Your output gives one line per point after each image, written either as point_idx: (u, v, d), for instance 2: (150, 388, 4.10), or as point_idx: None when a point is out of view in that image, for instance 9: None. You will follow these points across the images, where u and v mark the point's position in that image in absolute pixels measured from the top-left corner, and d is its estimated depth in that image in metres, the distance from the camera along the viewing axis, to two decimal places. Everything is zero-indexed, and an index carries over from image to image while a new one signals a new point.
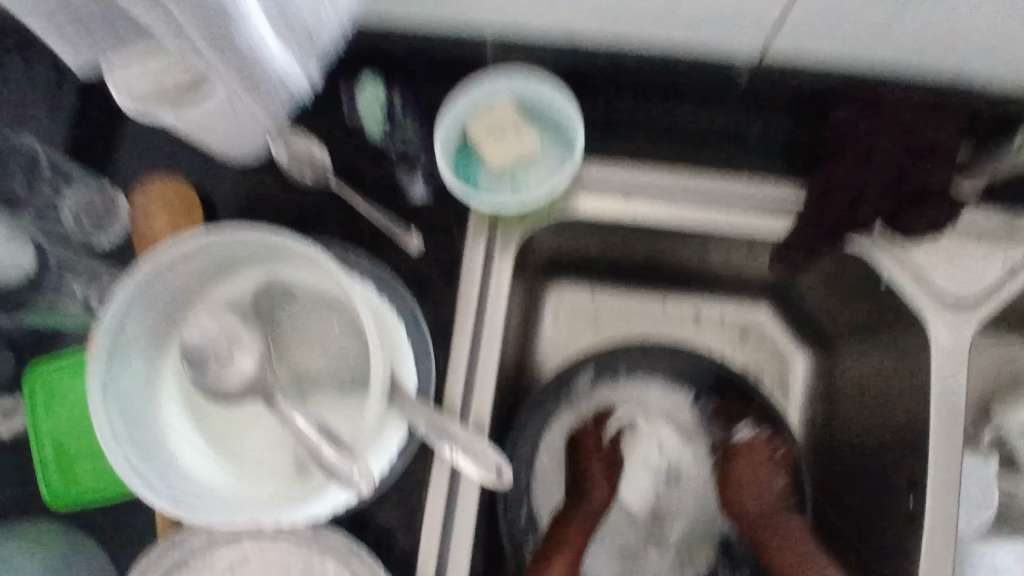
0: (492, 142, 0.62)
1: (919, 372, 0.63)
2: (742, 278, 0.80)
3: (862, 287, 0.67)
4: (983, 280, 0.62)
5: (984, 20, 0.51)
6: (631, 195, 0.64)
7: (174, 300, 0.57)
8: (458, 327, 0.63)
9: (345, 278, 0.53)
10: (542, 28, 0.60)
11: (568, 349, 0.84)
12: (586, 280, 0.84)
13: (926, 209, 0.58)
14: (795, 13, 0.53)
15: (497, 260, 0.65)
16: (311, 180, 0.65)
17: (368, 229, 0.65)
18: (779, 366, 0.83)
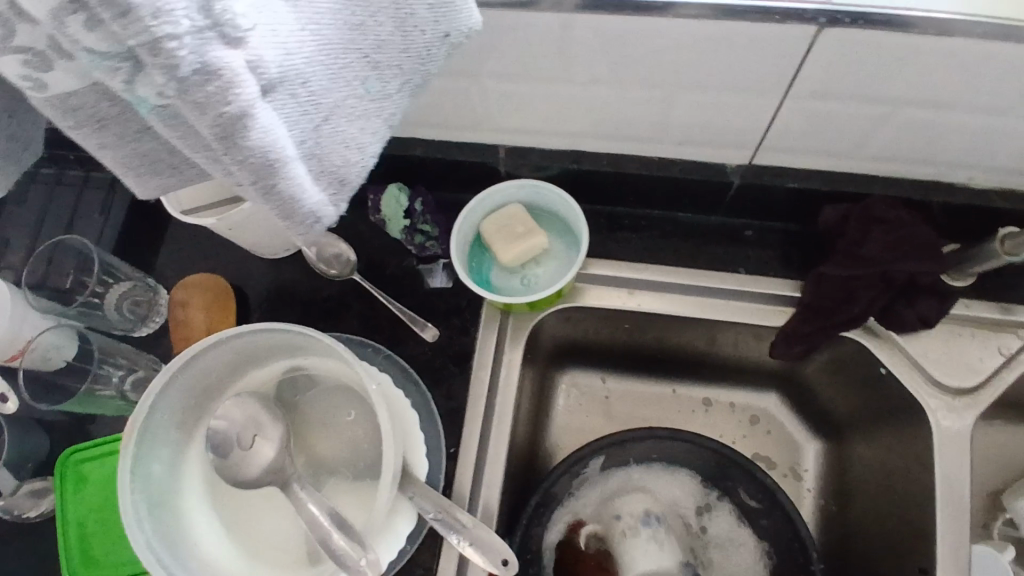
0: (507, 240, 0.65)
1: (922, 462, 0.66)
2: (749, 367, 0.82)
3: (865, 377, 0.69)
4: (980, 370, 0.64)
5: (962, 137, 0.55)
6: (636, 289, 0.69)
7: (200, 389, 0.60)
8: (471, 415, 0.65)
9: (362, 370, 0.56)
10: (542, 139, 0.64)
11: (579, 436, 0.85)
12: (596, 368, 0.86)
13: (916, 302, 0.62)
14: (782, 130, 0.57)
15: (508, 351, 0.69)
16: (336, 275, 0.70)
17: (387, 322, 0.69)
18: (792, 453, 0.82)
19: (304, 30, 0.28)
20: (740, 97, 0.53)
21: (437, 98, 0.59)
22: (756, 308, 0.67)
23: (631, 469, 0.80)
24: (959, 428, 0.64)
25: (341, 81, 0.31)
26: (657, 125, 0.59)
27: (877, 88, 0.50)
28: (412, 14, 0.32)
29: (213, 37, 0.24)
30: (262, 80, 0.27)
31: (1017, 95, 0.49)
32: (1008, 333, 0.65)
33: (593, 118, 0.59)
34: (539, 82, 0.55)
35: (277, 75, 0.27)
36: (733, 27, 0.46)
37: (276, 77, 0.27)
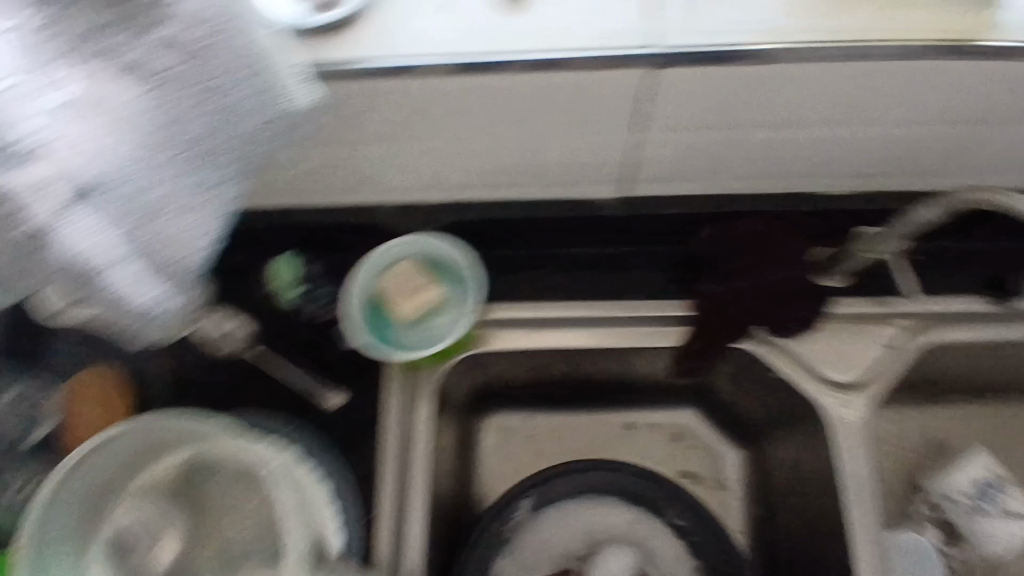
0: (401, 296, 0.65)
1: (825, 458, 0.69)
2: (663, 386, 0.83)
3: (765, 383, 0.72)
4: (863, 363, 0.68)
5: (807, 150, 0.59)
6: (537, 327, 0.69)
7: (97, 493, 0.57)
8: (385, 478, 0.64)
9: (265, 452, 0.57)
10: (423, 194, 0.65)
11: (510, 478, 0.84)
12: (517, 408, 0.86)
13: (795, 308, 0.65)
14: (645, 161, 0.60)
15: (417, 407, 0.67)
16: (232, 352, 0.68)
17: (291, 394, 0.67)
18: (715, 464, 0.84)
19: (112, 137, 0.36)
20: (600, 135, 0.56)
21: (310, 167, 0.60)
22: (655, 331, 0.68)
23: (564, 505, 0.79)
24: (854, 420, 0.68)
25: (165, 174, 0.37)
26: (529, 169, 0.61)
27: (721, 117, 0.54)
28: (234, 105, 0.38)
29: (25, 169, 0.35)
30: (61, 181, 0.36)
31: (842, 111, 0.54)
32: (886, 324, 0.69)
33: (467, 170, 0.61)
34: (407, 141, 0.56)
35: (75, 178, 0.36)
36: (574, 76, 0.49)
37: (91, 179, 0.36)
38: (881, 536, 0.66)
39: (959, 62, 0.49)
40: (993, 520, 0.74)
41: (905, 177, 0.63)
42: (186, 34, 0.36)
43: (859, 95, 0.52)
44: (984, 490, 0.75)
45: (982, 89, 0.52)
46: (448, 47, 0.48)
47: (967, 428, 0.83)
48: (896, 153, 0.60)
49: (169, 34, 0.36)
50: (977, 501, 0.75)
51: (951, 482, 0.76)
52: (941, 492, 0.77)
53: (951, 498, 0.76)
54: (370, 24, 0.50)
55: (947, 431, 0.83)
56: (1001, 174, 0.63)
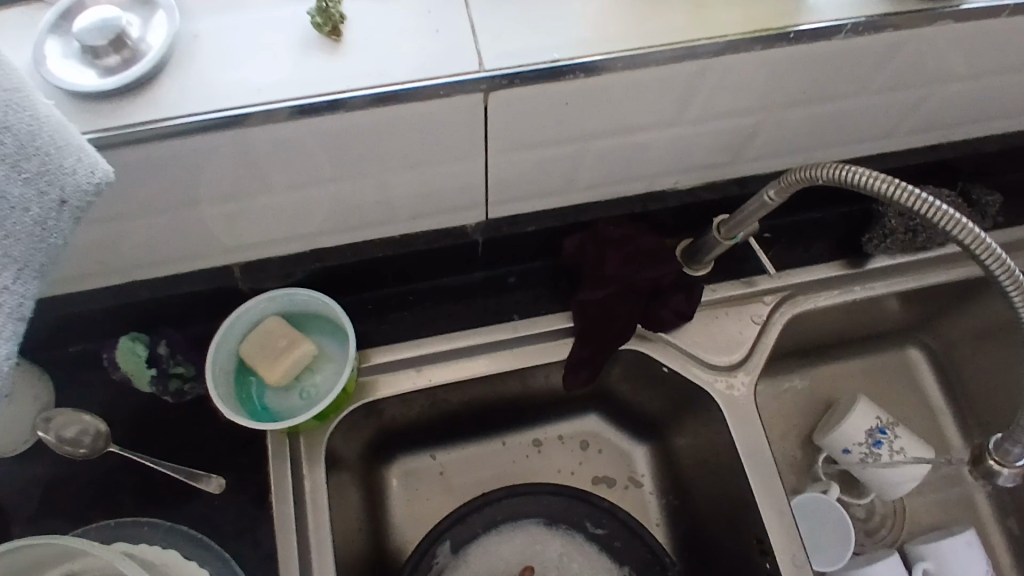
0: (271, 361, 0.61)
1: (723, 440, 0.71)
2: (562, 398, 0.83)
3: (657, 380, 0.73)
4: (743, 342, 0.71)
5: (652, 151, 0.60)
6: (423, 365, 0.67)
7: None
8: (283, 557, 0.59)
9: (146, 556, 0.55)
10: (276, 248, 0.61)
11: (425, 523, 0.81)
12: (421, 448, 0.83)
13: (669, 301, 0.67)
14: (500, 183, 0.59)
15: (308, 472, 0.63)
16: (87, 453, 0.61)
17: (161, 488, 0.61)
18: (626, 464, 0.85)
19: None
20: (449, 164, 0.55)
21: (141, 239, 0.55)
22: (540, 349, 0.68)
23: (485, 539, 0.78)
24: (743, 398, 0.70)
25: None
26: (384, 208, 0.59)
27: (563, 130, 0.54)
28: (4, 196, 0.34)
29: None
30: None
31: (675, 111, 0.55)
32: (756, 301, 0.72)
33: (318, 218, 0.58)
34: (244, 198, 0.52)
35: None
36: (407, 109, 0.47)
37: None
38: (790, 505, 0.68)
39: (770, 53, 0.51)
40: (885, 462, 0.78)
41: (746, 163, 0.66)
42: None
43: (686, 96, 0.54)
44: (875, 434, 0.79)
45: (795, 74, 0.55)
46: (267, 95, 0.46)
47: (847, 383, 0.89)
48: (734, 142, 0.62)
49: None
50: (870, 448, 0.79)
51: (845, 436, 0.79)
52: (839, 446, 0.81)
53: (848, 450, 0.80)
54: (175, 83, 0.46)
55: (827, 388, 0.88)
56: (830, 149, 0.67)
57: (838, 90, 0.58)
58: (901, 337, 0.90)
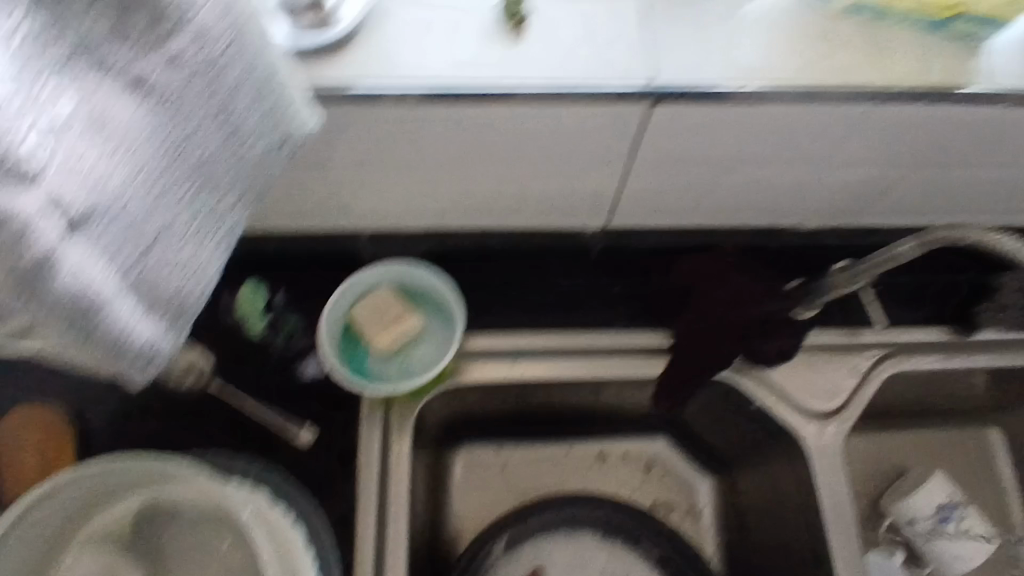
0: (377, 326, 0.63)
1: (803, 488, 0.69)
2: (636, 415, 0.83)
3: (738, 414, 0.73)
4: (838, 391, 0.70)
5: (785, 186, 0.60)
6: (520, 358, 0.68)
7: (44, 537, 0.53)
8: (364, 516, 0.61)
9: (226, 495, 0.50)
10: (404, 221, 0.63)
11: (482, 513, 0.82)
12: (488, 440, 0.84)
13: (773, 338, 0.67)
14: (629, 194, 0.60)
15: (394, 442, 0.64)
16: (193, 385, 0.63)
17: (258, 431, 0.63)
18: (687, 493, 0.84)
19: (117, 158, 0.35)
20: (588, 166, 0.56)
21: (288, 192, 0.57)
22: (632, 362, 0.68)
23: (541, 540, 0.77)
24: (830, 446, 0.69)
25: (168, 202, 0.38)
26: (515, 199, 0.60)
27: (710, 152, 0.54)
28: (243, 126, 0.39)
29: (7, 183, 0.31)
30: (68, 214, 0.33)
31: (822, 151, 0.55)
32: (856, 353, 0.71)
33: (451, 199, 0.60)
34: (390, 168, 0.55)
35: (86, 209, 0.34)
36: (572, 110, 0.48)
37: (79, 212, 0.34)
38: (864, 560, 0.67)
39: (936, 109, 0.51)
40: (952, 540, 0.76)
41: (873, 214, 0.65)
42: (194, 47, 0.36)
43: (839, 137, 0.54)
44: (945, 511, 0.77)
45: (953, 135, 0.54)
46: (445, 78, 0.48)
47: (922, 452, 0.86)
48: (868, 191, 0.62)
49: (174, 45, 0.35)
50: (937, 522, 0.77)
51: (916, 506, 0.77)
52: (906, 514, 0.79)
53: (913, 521, 0.78)
54: (365, 52, 0.49)
55: (902, 454, 0.86)
56: (962, 213, 0.66)
57: (990, 155, 0.57)
58: (989, 416, 0.87)
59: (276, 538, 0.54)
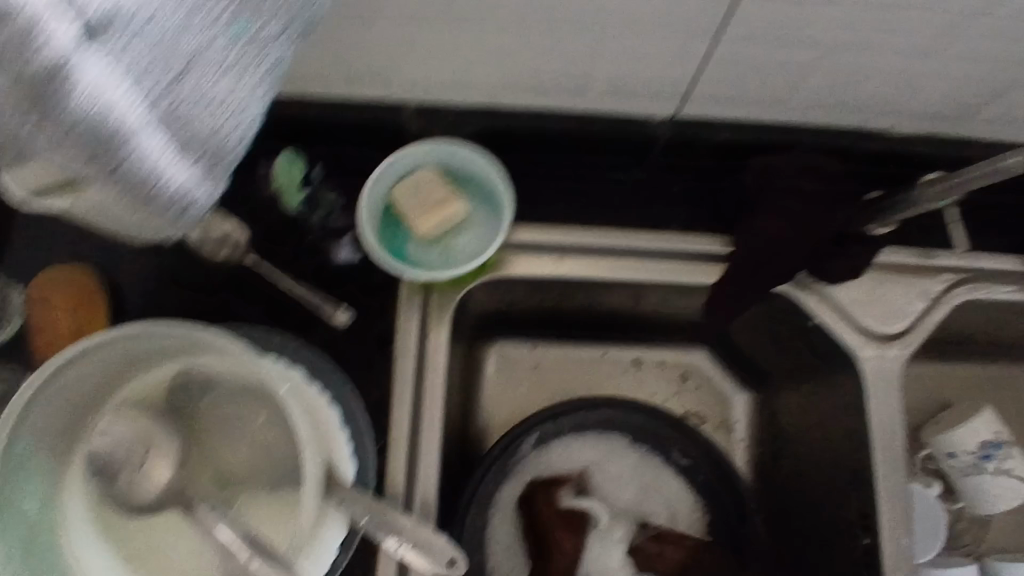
0: (421, 209, 0.59)
1: (851, 411, 0.65)
2: (677, 326, 0.79)
3: (796, 332, 0.68)
4: (905, 313, 0.65)
5: (882, 80, 0.54)
6: (567, 255, 0.63)
7: (78, 401, 0.52)
8: (397, 401, 0.59)
9: None
10: (456, 94, 0.58)
11: (511, 409, 0.80)
12: (522, 337, 0.81)
13: (842, 252, 0.62)
14: (706, 79, 0.54)
15: (432, 330, 0.61)
16: (229, 259, 0.61)
17: (293, 309, 0.61)
18: (721, 406, 0.82)
19: None
20: (667, 44, 0.50)
21: (335, 50, 0.53)
22: (685, 267, 0.64)
23: (568, 441, 0.75)
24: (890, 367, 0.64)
25: (208, 25, 0.33)
26: (579, 77, 0.55)
27: (808, 34, 0.48)
28: None
29: None
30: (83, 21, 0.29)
31: (936, 41, 0.49)
32: (928, 276, 0.66)
33: (510, 71, 0.54)
34: (446, 28, 0.49)
35: (103, 17, 0.30)
36: None
37: (96, 19, 0.30)
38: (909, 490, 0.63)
39: None
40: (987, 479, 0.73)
41: (969, 117, 0.59)
42: None
43: (964, 24, 0.47)
44: (989, 450, 0.73)
45: None
46: None
47: (969, 387, 0.83)
48: (974, 91, 0.55)
49: None
50: (978, 460, 0.74)
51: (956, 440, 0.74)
52: (944, 448, 0.76)
53: (953, 455, 0.75)
54: None
55: (949, 386, 0.83)
56: None
57: None
58: None
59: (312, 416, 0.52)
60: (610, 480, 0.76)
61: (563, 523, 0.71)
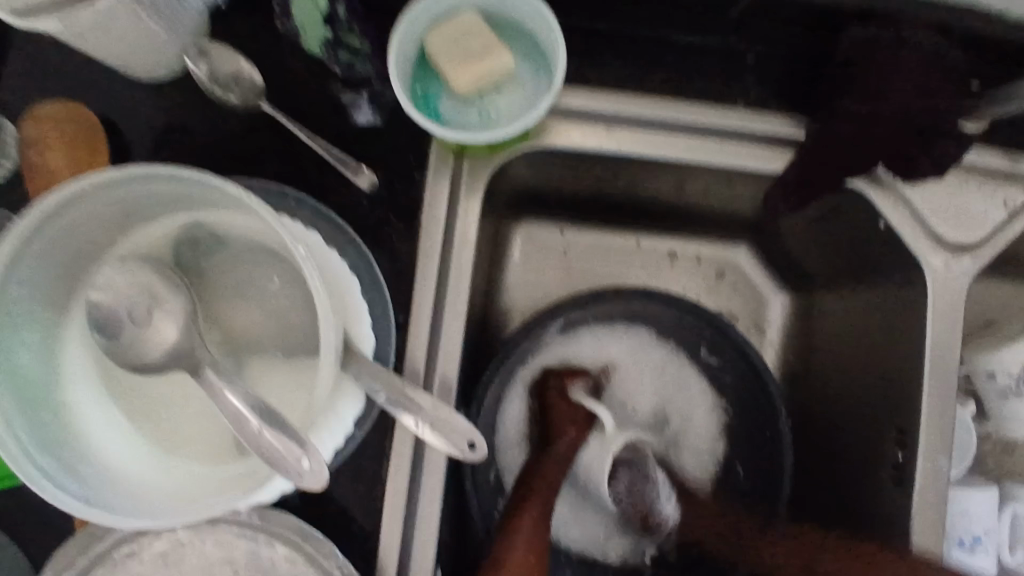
0: (459, 57, 0.52)
1: (903, 326, 0.60)
2: (722, 219, 0.73)
3: (853, 230, 0.62)
4: (983, 224, 0.57)
5: None
6: (615, 126, 0.57)
7: (73, 250, 0.47)
8: (421, 275, 0.55)
9: (283, 229, 0.44)
10: None
11: (535, 293, 0.76)
12: (552, 219, 0.76)
13: (930, 148, 0.54)
14: None
15: (463, 201, 0.58)
16: (239, 102, 0.55)
17: (312, 167, 0.55)
18: (756, 308, 0.78)
19: None
20: None
21: None
22: (748, 151, 0.57)
23: (594, 327, 0.72)
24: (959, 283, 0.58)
25: None
26: None
27: None
28: None
29: None
30: None
31: None
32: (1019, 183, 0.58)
33: None
34: None
35: None
36: None
37: None
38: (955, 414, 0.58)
39: None
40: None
41: None
42: None
43: None
44: None
45: None
46: None
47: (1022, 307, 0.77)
48: None
49: None
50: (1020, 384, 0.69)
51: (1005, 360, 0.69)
52: (985, 368, 0.71)
53: (994, 375, 0.70)
54: None
55: (1003, 305, 0.77)
56: None
57: None
58: None
59: (334, 287, 0.49)
60: (634, 373, 0.72)
61: (569, 413, 0.66)
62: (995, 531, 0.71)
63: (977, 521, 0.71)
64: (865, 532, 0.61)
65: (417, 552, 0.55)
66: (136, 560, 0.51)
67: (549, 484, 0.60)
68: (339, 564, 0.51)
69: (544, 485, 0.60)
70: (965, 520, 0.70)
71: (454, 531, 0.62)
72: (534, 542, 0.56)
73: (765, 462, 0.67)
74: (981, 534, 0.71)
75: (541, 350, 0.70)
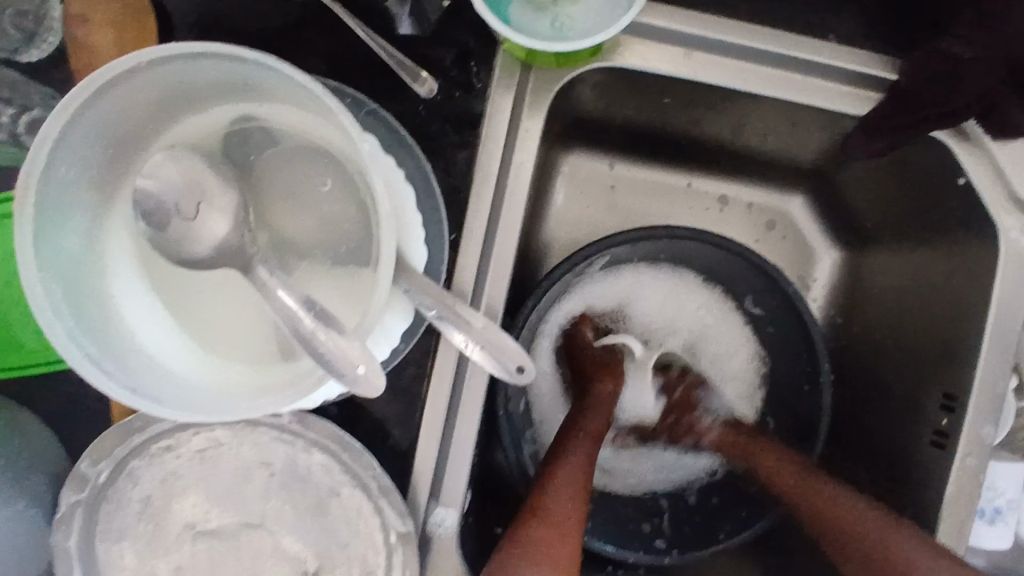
0: None
1: (967, 288, 0.57)
2: (782, 165, 0.70)
3: (924, 185, 0.59)
4: None
5: None
6: (694, 50, 0.54)
7: (119, 134, 0.44)
8: (476, 192, 0.52)
9: (346, 122, 0.41)
10: None
11: (579, 227, 0.74)
12: (603, 152, 0.73)
13: None
14: None
15: (524, 119, 0.55)
16: None
17: (373, 72, 0.53)
18: (804, 262, 0.75)
19: None
20: None
21: None
22: (824, 89, 0.55)
23: (644, 267, 0.70)
24: None
25: None
26: None
27: None
28: None
29: None
30: None
31: None
32: None
33: None
34: None
35: None
36: None
37: None
38: (1009, 382, 0.55)
39: None
40: None
41: None
42: None
43: None
44: None
45: None
46: None
47: None
48: None
49: None
50: None
51: None
52: None
53: None
54: None
55: None
56: None
57: None
58: None
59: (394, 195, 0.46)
60: (676, 320, 0.72)
61: (598, 360, 0.65)
62: (1019, 505, 0.71)
63: (1002, 492, 0.70)
64: (896, 495, 0.60)
65: (446, 473, 0.54)
66: (174, 453, 0.53)
67: (595, 434, 0.58)
68: (374, 474, 0.51)
69: (589, 434, 0.57)
70: (991, 491, 0.70)
71: (483, 457, 0.62)
72: (580, 473, 0.54)
73: (798, 415, 0.67)
74: (1005, 507, 0.70)
75: (582, 285, 0.68)
